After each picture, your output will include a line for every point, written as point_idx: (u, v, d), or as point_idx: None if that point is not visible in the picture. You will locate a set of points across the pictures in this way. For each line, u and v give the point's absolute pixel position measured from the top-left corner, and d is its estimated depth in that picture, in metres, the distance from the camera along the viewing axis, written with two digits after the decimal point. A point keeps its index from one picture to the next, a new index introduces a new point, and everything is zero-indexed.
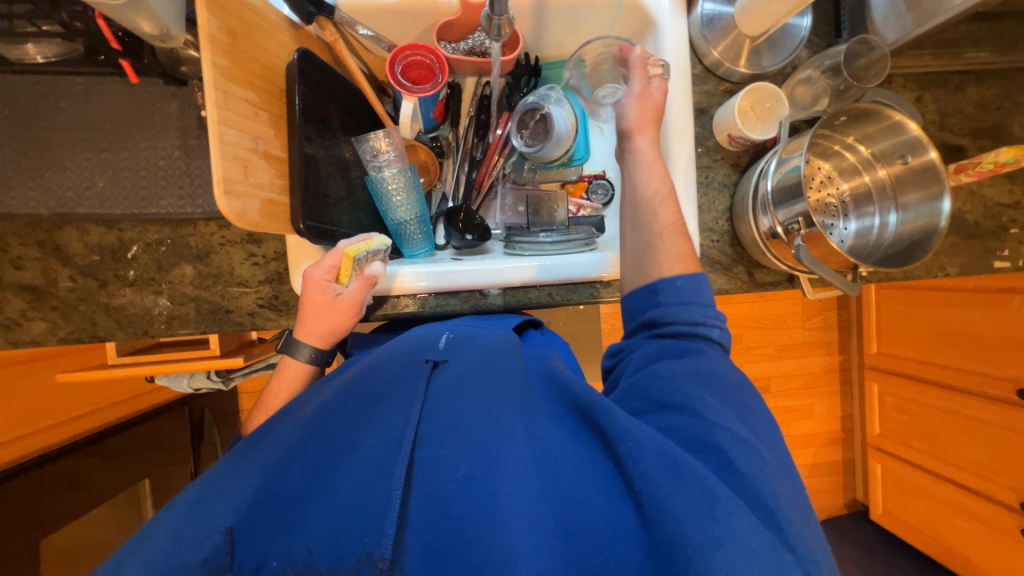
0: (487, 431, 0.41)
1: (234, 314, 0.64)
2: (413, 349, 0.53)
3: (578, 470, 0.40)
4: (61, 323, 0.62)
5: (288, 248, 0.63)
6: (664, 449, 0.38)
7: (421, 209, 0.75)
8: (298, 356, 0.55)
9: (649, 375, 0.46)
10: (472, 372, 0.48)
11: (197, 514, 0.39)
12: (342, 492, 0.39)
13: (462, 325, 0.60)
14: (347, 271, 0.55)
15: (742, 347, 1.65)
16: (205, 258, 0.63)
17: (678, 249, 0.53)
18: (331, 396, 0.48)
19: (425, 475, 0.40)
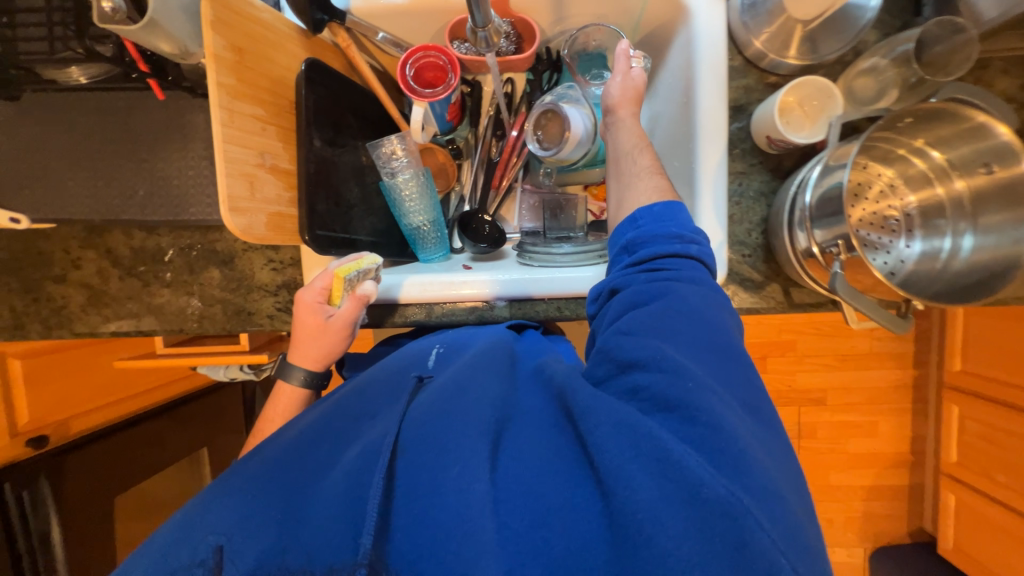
0: (457, 424, 0.39)
1: (254, 316, 0.68)
2: (405, 365, 0.52)
3: (549, 458, 0.38)
4: (113, 318, 0.69)
5: (302, 256, 0.65)
6: (619, 419, 0.37)
7: (436, 212, 0.74)
8: (292, 381, 0.57)
9: (619, 336, 0.42)
10: (454, 377, 0.46)
11: (183, 539, 0.38)
12: (322, 505, 0.37)
13: (459, 335, 0.59)
14: (338, 291, 0.57)
15: (796, 355, 1.51)
16: (230, 262, 0.67)
17: (657, 183, 0.51)
18: (320, 414, 0.48)
19: (399, 482, 0.38)
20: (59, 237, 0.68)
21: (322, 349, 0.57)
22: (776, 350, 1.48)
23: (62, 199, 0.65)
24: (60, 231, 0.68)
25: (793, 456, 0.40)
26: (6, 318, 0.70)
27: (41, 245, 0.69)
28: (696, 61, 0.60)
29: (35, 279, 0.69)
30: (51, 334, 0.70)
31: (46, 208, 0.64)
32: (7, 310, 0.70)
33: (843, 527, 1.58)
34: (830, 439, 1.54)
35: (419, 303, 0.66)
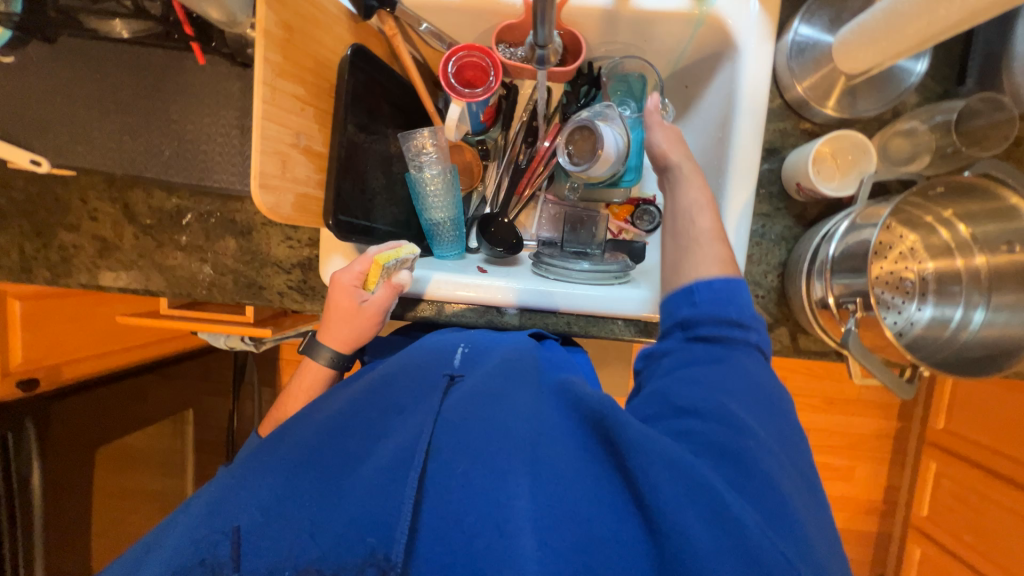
0: (499, 437, 0.39)
1: (265, 291, 0.67)
2: (432, 360, 0.51)
3: (591, 481, 0.37)
4: (123, 273, 0.69)
5: (321, 238, 0.65)
6: (670, 457, 0.36)
7: (457, 211, 0.73)
8: (318, 359, 0.57)
9: (668, 385, 0.43)
10: (489, 384, 0.45)
11: (213, 515, 0.39)
12: (351, 500, 0.37)
13: (480, 336, 0.57)
14: (374, 278, 0.57)
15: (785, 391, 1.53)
16: (247, 234, 0.67)
17: (718, 253, 0.50)
18: (347, 401, 0.47)
19: (438, 490, 0.37)
20: (78, 185, 0.68)
21: (349, 334, 0.58)
22: None
23: (88, 147, 0.64)
24: (79, 179, 0.68)
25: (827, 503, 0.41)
26: (15, 260, 0.70)
27: (58, 191, 0.68)
28: (737, 100, 0.60)
29: (48, 224, 0.69)
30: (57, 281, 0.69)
31: (69, 155, 0.64)
32: (16, 252, 0.69)
33: None
34: None
35: (430, 299, 0.67)
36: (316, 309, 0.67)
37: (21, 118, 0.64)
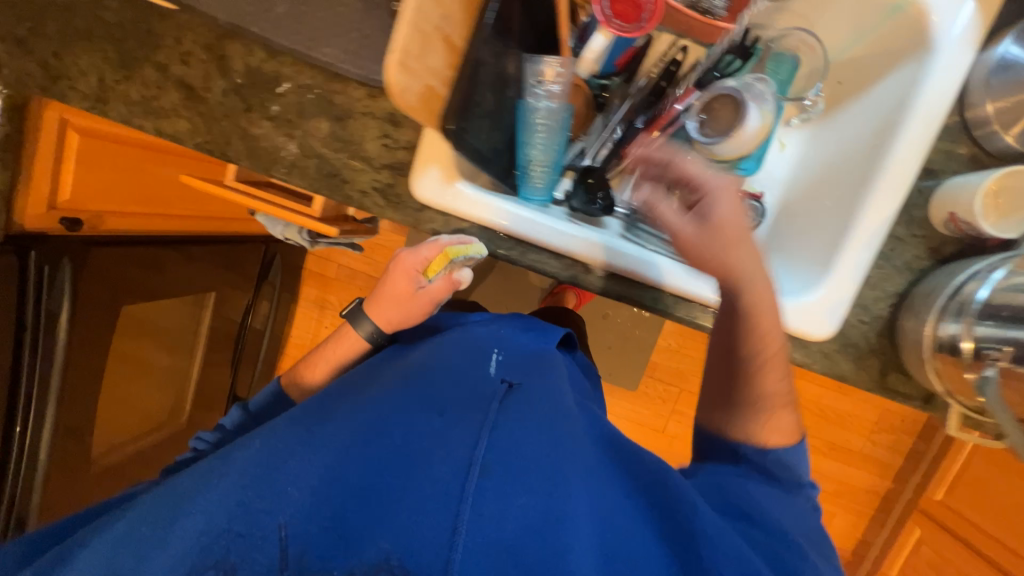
0: (558, 470, 0.42)
1: (347, 186, 0.63)
2: (470, 365, 0.54)
3: (640, 528, 0.43)
4: (202, 130, 0.64)
5: (421, 144, 0.60)
6: (736, 555, 0.43)
7: (556, 156, 0.67)
8: (362, 329, 0.68)
9: (724, 479, 0.52)
10: (535, 411, 0.47)
11: (258, 488, 0.40)
12: (404, 495, 0.38)
13: (513, 343, 0.61)
14: (436, 267, 0.61)
15: None
16: (343, 120, 0.62)
17: (782, 422, 0.54)
18: (397, 391, 0.49)
19: (489, 506, 0.38)
20: (175, 22, 0.62)
21: (406, 311, 0.66)
22: None
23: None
24: (178, 17, 0.62)
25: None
26: (92, 87, 0.65)
27: (152, 23, 0.63)
28: (910, 110, 0.56)
29: (134, 56, 0.64)
30: (133, 121, 0.65)
31: None
32: (94, 78, 0.65)
33: None
34: None
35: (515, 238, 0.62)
36: (394, 218, 0.62)
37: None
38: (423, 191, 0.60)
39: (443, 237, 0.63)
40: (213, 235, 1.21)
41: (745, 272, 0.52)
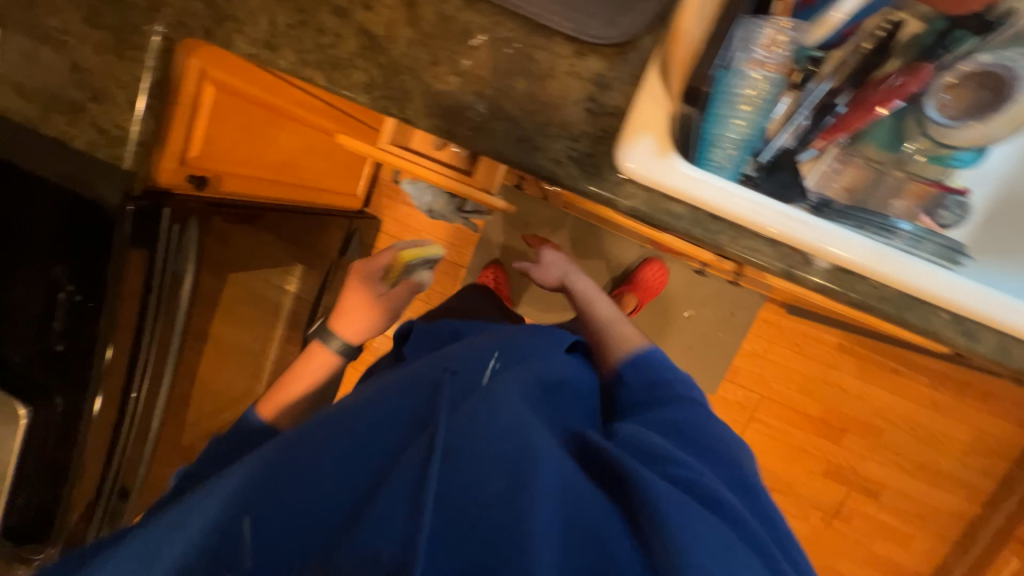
0: (522, 460, 0.49)
1: (539, 153, 0.57)
2: (439, 359, 0.63)
3: (602, 507, 0.50)
4: (380, 83, 0.58)
5: (636, 108, 0.53)
6: (677, 499, 0.50)
7: (752, 133, 0.58)
8: (331, 345, 0.83)
9: (645, 436, 0.59)
10: (487, 393, 0.56)
11: (272, 497, 0.52)
12: (386, 492, 0.48)
13: (516, 345, 0.67)
14: (397, 267, 0.97)
15: (877, 441, 1.51)
16: (543, 78, 0.56)
17: (625, 329, 0.86)
18: (383, 390, 0.59)
19: (450, 488, 0.48)
20: None
21: (371, 314, 0.87)
22: (860, 428, 1.49)
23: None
24: None
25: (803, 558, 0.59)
26: (262, 32, 0.60)
27: None
28: None
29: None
30: (302, 70, 0.59)
31: None
32: (266, 22, 0.59)
33: None
34: (860, 532, 1.56)
35: (728, 220, 0.55)
36: (591, 189, 0.56)
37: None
38: (630, 161, 0.54)
39: (642, 214, 0.56)
40: (306, 206, 1.17)
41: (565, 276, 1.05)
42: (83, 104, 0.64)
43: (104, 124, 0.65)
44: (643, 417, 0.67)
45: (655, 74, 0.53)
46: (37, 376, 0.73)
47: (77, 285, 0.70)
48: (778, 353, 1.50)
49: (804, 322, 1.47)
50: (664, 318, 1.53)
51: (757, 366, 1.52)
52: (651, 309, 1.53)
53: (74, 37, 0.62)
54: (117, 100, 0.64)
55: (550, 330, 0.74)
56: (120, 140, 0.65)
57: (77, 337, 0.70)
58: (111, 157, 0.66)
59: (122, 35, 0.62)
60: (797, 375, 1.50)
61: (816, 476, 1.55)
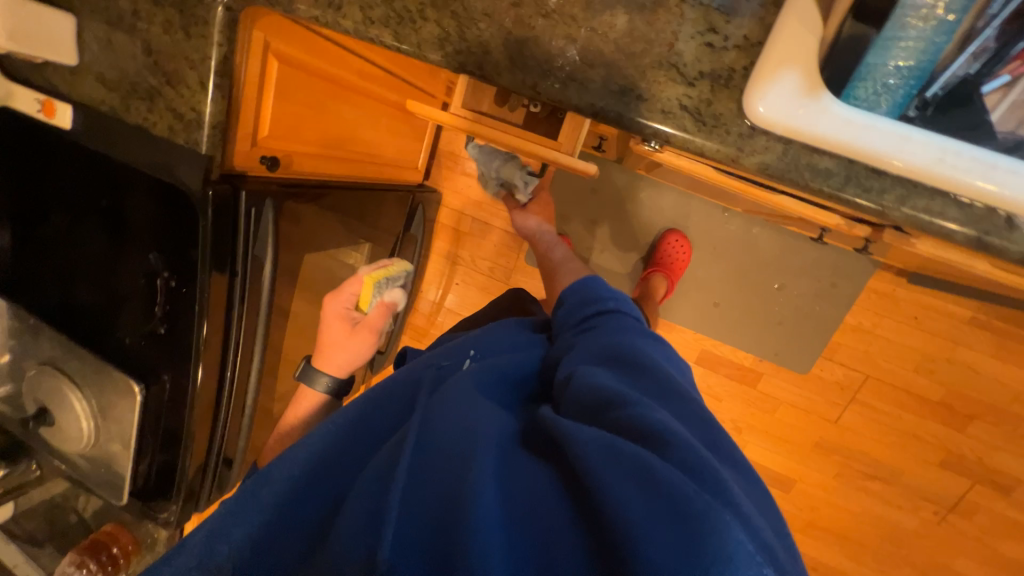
0: (469, 441, 0.50)
1: (644, 105, 0.47)
2: (405, 380, 0.66)
3: (543, 480, 0.48)
4: (454, 36, 0.51)
5: (779, 36, 0.42)
6: (603, 440, 0.47)
7: (927, 61, 0.43)
8: (317, 383, 0.89)
9: (594, 382, 0.55)
10: (442, 397, 0.57)
11: (256, 521, 0.53)
12: (352, 504, 0.49)
13: (478, 347, 0.72)
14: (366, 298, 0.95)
15: (1012, 430, 1.29)
16: (650, 10, 0.46)
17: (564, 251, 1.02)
18: (352, 415, 0.62)
19: (409, 486, 0.47)
20: None
21: (347, 348, 0.91)
22: (992, 414, 1.28)
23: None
24: None
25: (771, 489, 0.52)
26: None
27: None
28: None
29: None
30: (369, 31, 0.53)
31: None
32: None
33: None
34: (984, 528, 1.37)
35: (888, 176, 0.43)
36: (708, 146, 0.46)
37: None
38: (764, 106, 0.43)
39: (773, 175, 0.46)
40: (371, 182, 1.15)
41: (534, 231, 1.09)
42: (159, 90, 0.63)
43: (179, 109, 0.63)
44: (583, 347, 0.64)
45: None
46: (149, 357, 0.78)
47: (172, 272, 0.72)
48: (891, 328, 1.30)
49: (928, 290, 1.26)
50: (752, 289, 1.37)
51: (863, 342, 1.33)
52: (736, 278, 1.38)
53: (144, 19, 0.61)
54: (189, 82, 0.62)
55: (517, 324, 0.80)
56: (194, 124, 0.64)
57: (176, 321, 0.74)
58: (188, 142, 0.65)
59: (186, 12, 0.59)
60: (915, 352, 1.30)
61: (932, 465, 1.37)
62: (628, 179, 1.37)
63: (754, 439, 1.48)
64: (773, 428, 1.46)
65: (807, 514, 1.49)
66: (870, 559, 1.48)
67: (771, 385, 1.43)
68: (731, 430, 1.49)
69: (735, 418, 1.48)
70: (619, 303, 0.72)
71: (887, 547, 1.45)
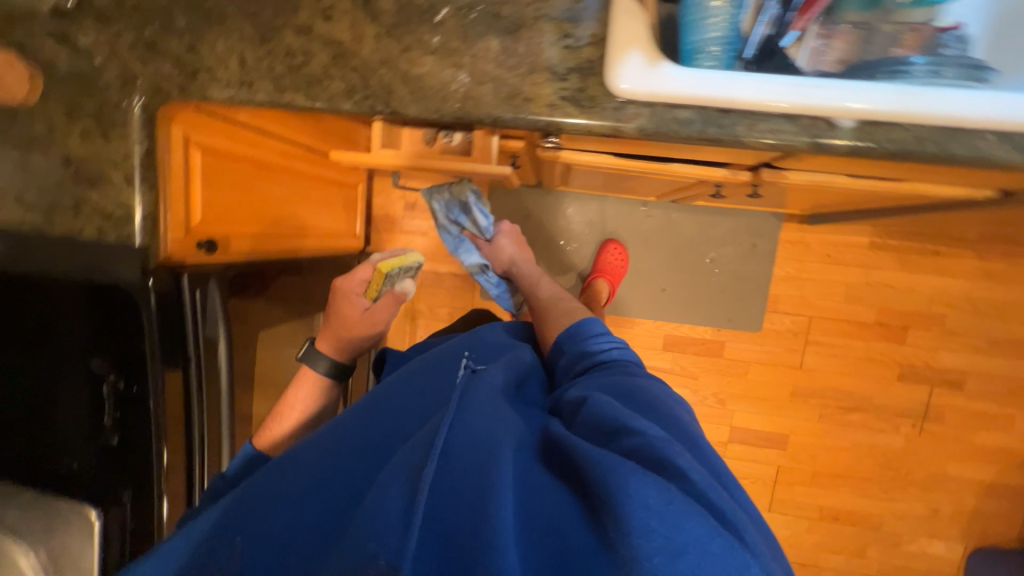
0: (493, 449, 0.49)
1: (532, 103, 0.56)
2: (429, 378, 0.65)
3: (562, 502, 0.48)
4: (360, 85, 0.58)
5: (613, 32, 0.54)
6: (625, 466, 0.46)
7: (732, 30, 0.60)
8: (317, 365, 0.86)
9: (604, 405, 0.56)
10: (475, 396, 0.57)
11: (254, 513, 0.49)
12: (372, 499, 0.45)
13: (485, 352, 0.73)
14: (375, 288, 0.90)
15: (943, 330, 1.44)
16: (515, 32, 0.56)
17: (548, 286, 0.96)
18: (372, 417, 0.59)
19: (439, 495, 0.45)
20: None
21: (353, 332, 0.88)
22: (922, 320, 1.43)
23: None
24: None
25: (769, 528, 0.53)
26: (234, 72, 0.60)
27: None
28: None
29: (274, 27, 0.59)
30: (283, 99, 0.60)
31: None
32: (236, 61, 0.60)
33: (947, 520, 1.52)
34: (958, 427, 1.48)
35: (736, 117, 0.54)
36: (592, 123, 0.55)
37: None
38: (624, 82, 0.54)
39: (651, 135, 0.55)
40: (313, 254, 1.18)
41: (513, 261, 1.03)
42: (83, 195, 0.65)
43: (107, 208, 0.65)
44: (591, 382, 0.66)
45: None
46: (104, 476, 0.72)
47: (119, 373, 0.70)
48: (813, 269, 1.46)
49: (828, 229, 1.44)
50: (689, 267, 1.49)
51: (795, 289, 1.47)
52: (672, 262, 1.50)
53: (61, 135, 0.64)
54: (115, 181, 0.64)
55: (505, 331, 0.84)
56: (124, 219, 0.65)
57: (128, 428, 0.70)
58: (119, 238, 0.65)
59: (103, 119, 0.63)
60: (840, 285, 1.45)
61: (893, 382, 1.48)
62: (553, 200, 1.49)
63: (739, 406, 1.53)
64: (751, 390, 1.52)
65: (810, 465, 1.53)
66: (879, 490, 1.52)
67: (735, 350, 1.51)
68: (716, 404, 1.54)
69: (716, 391, 1.53)
70: (615, 343, 0.74)
71: (887, 472, 1.51)
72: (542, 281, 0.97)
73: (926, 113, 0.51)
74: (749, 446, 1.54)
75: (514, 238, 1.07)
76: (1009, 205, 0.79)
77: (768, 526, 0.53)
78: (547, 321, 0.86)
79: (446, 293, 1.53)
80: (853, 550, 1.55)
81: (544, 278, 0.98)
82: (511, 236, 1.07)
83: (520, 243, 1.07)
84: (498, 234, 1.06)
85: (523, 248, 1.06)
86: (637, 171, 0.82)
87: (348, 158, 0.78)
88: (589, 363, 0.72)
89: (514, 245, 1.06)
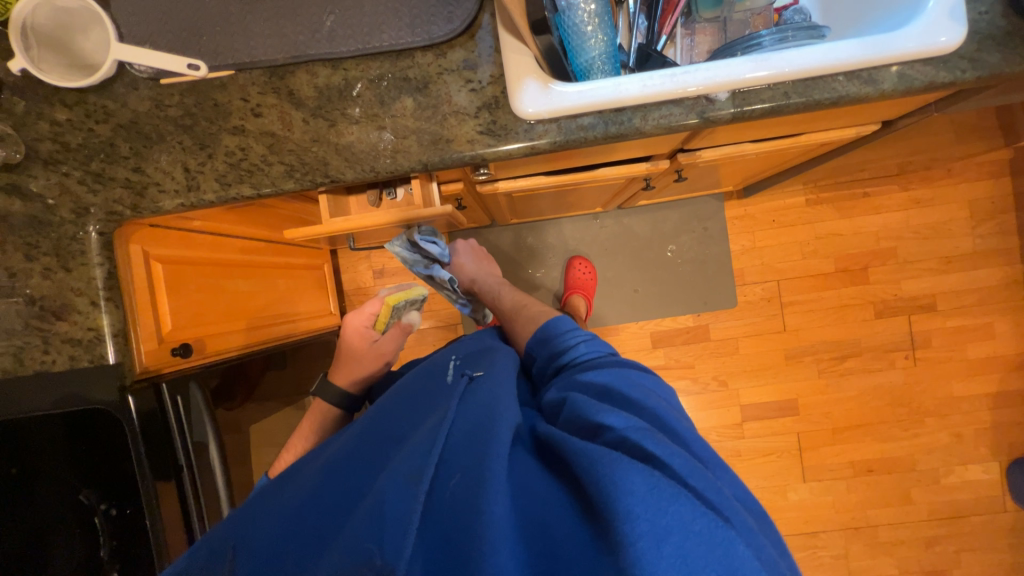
0: (486, 442, 0.49)
1: (454, 143, 0.63)
2: (428, 396, 0.67)
3: (549, 495, 0.46)
4: (298, 163, 0.64)
5: (508, 68, 0.62)
6: (605, 454, 0.43)
7: (611, 43, 0.70)
8: (322, 401, 0.87)
9: (583, 401, 0.56)
10: (470, 405, 0.58)
11: (268, 530, 0.51)
12: (373, 506, 0.47)
13: (476, 359, 0.75)
14: (384, 318, 0.87)
15: (898, 261, 1.53)
16: (425, 88, 0.64)
17: (511, 294, 0.99)
18: (378, 437, 0.61)
19: (437, 500, 0.46)
20: (236, 84, 0.65)
21: (362, 367, 0.90)
22: (876, 257, 1.51)
23: (250, 40, 0.65)
24: (236, 79, 0.66)
25: (768, 517, 0.51)
26: (180, 179, 0.66)
27: (217, 96, 0.65)
28: None
29: (209, 133, 0.65)
30: (231, 192, 0.65)
31: (240, 48, 0.65)
32: (180, 170, 0.66)
33: (973, 441, 1.52)
34: (947, 347, 1.52)
35: (630, 110, 0.61)
36: (511, 147, 0.62)
37: (181, 28, 0.65)
38: (528, 106, 0.61)
39: (565, 145, 0.62)
40: (295, 338, 1.18)
41: (474, 279, 1.08)
42: (50, 330, 0.66)
43: (77, 335, 0.66)
44: (570, 381, 0.66)
45: (507, 34, 0.63)
46: None
47: (110, 501, 0.68)
48: (765, 237, 1.54)
49: (766, 198, 1.53)
50: (654, 263, 1.56)
51: (756, 260, 1.55)
52: (637, 263, 1.56)
53: (22, 276, 0.66)
54: (82, 308, 0.67)
55: (485, 340, 0.87)
56: (95, 341, 0.67)
57: (128, 554, 0.68)
58: (93, 360, 0.67)
59: (62, 252, 0.67)
60: (794, 244, 1.54)
61: (873, 321, 1.53)
62: (512, 234, 1.55)
63: (742, 383, 1.54)
64: (748, 364, 1.55)
65: (828, 423, 1.53)
66: (900, 430, 1.53)
67: (721, 329, 1.55)
68: (719, 387, 1.54)
69: (715, 374, 1.55)
70: (584, 336, 0.74)
71: (900, 409, 1.53)
72: (505, 290, 1.01)
73: (783, 72, 0.59)
74: (765, 420, 1.54)
75: (475, 258, 1.13)
76: (894, 134, 0.90)
77: (760, 506, 0.51)
78: (518, 327, 0.89)
79: (433, 346, 1.53)
80: (899, 498, 1.52)
81: (505, 287, 1.02)
82: (473, 257, 1.13)
83: (480, 263, 1.13)
84: (457, 257, 1.12)
85: (485, 265, 1.12)
86: (572, 183, 0.89)
87: (298, 234, 0.78)
88: (564, 363, 0.72)
89: (474, 264, 1.12)
